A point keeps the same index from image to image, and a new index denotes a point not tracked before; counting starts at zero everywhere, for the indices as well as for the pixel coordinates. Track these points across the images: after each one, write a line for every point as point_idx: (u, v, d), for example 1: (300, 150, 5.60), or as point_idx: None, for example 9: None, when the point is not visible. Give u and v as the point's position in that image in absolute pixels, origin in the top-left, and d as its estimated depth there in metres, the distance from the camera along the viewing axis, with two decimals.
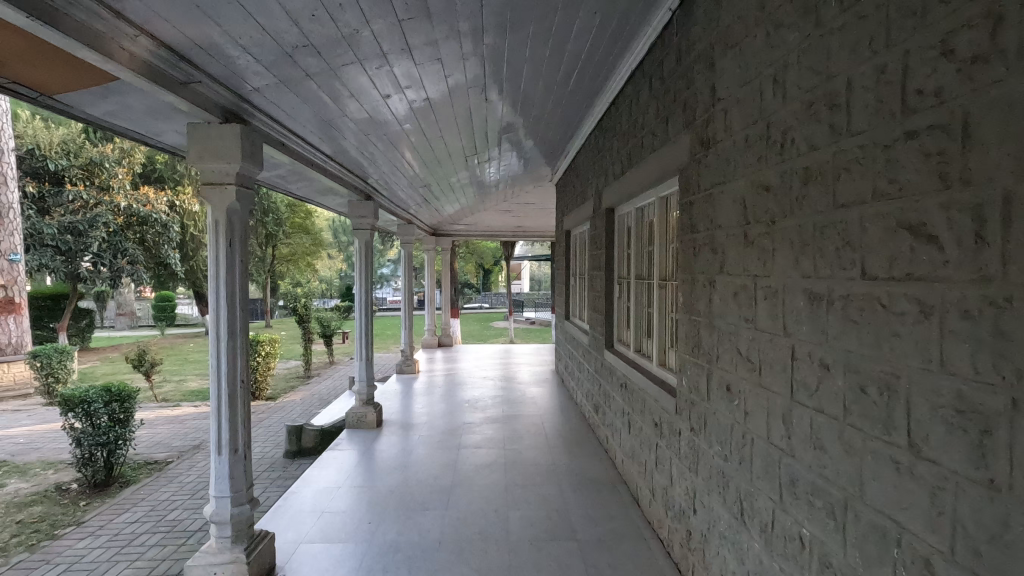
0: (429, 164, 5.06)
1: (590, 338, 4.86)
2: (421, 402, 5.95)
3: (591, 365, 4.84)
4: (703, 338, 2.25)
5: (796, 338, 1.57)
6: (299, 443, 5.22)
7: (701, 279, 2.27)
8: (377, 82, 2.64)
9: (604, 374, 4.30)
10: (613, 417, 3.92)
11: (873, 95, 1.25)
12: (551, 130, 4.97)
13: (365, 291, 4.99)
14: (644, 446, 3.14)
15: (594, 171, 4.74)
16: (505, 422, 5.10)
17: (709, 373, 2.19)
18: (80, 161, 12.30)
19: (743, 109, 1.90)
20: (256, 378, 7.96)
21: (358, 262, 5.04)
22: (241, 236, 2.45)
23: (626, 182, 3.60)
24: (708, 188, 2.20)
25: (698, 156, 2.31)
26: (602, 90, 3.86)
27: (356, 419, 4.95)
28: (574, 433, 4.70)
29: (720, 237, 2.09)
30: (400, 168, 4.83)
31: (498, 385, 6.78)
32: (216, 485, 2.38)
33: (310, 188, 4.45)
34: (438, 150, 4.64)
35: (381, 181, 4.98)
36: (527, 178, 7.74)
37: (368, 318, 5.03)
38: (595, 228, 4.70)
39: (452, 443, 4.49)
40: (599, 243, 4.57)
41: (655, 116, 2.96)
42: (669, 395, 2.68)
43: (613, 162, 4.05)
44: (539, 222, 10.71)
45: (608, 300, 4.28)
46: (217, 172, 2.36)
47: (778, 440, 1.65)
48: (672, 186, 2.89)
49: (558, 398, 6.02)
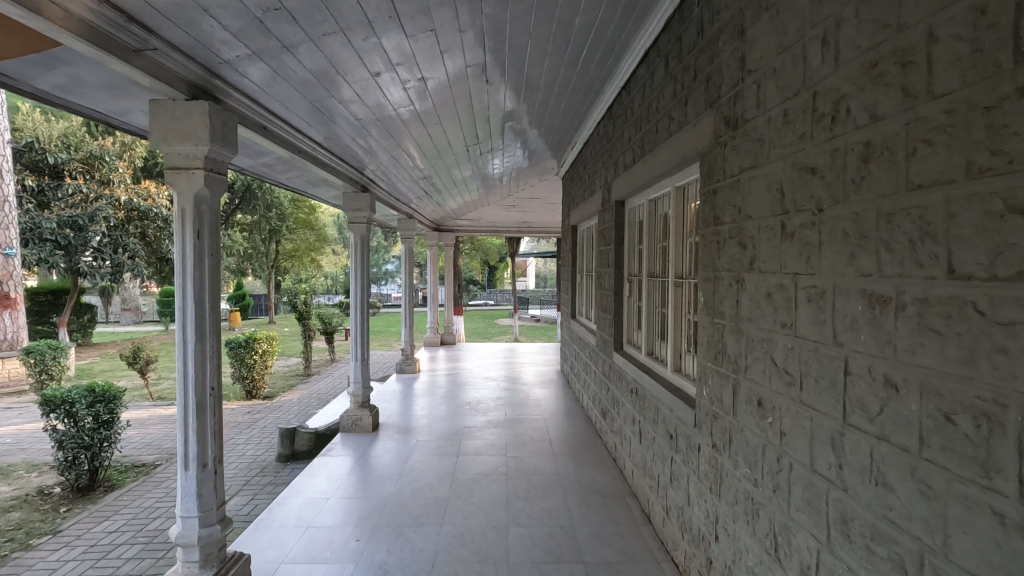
0: (429, 156, 4.81)
1: (598, 339, 4.60)
2: (422, 404, 5.71)
3: (599, 367, 4.57)
4: (729, 345, 1.98)
5: (850, 349, 1.31)
6: (292, 447, 4.99)
7: (726, 277, 2.01)
8: (366, 57, 2.38)
9: (612, 378, 4.04)
10: (623, 424, 3.66)
11: (967, 45, 0.98)
12: (557, 120, 4.69)
13: (361, 288, 4.75)
14: (657, 459, 2.89)
15: (603, 162, 4.47)
16: (508, 426, 4.85)
17: (736, 384, 1.92)
18: (80, 154, 12.09)
19: (781, 80, 1.63)
20: (253, 376, 7.75)
21: (353, 258, 4.79)
22: (212, 227, 2.20)
23: (639, 172, 3.33)
24: (736, 175, 1.93)
25: (725, 138, 2.04)
26: (613, 74, 3.59)
27: (351, 422, 4.71)
28: (581, 439, 4.44)
29: (751, 229, 1.82)
30: (398, 159, 4.58)
31: (501, 386, 6.53)
32: (183, 504, 2.14)
33: (301, 178, 4.20)
34: (437, 140, 4.38)
35: (378, 173, 4.73)
36: (532, 171, 7.46)
37: (364, 316, 4.79)
38: (603, 222, 4.43)
39: (451, 449, 4.24)
40: (607, 238, 4.30)
41: (672, 98, 2.69)
42: (687, 405, 2.42)
43: (624, 151, 3.78)
44: (545, 217, 10.43)
45: (618, 299, 4.02)
46: (184, 155, 2.12)
47: (825, 469, 1.39)
48: (691, 175, 2.62)
49: (564, 401, 5.77)
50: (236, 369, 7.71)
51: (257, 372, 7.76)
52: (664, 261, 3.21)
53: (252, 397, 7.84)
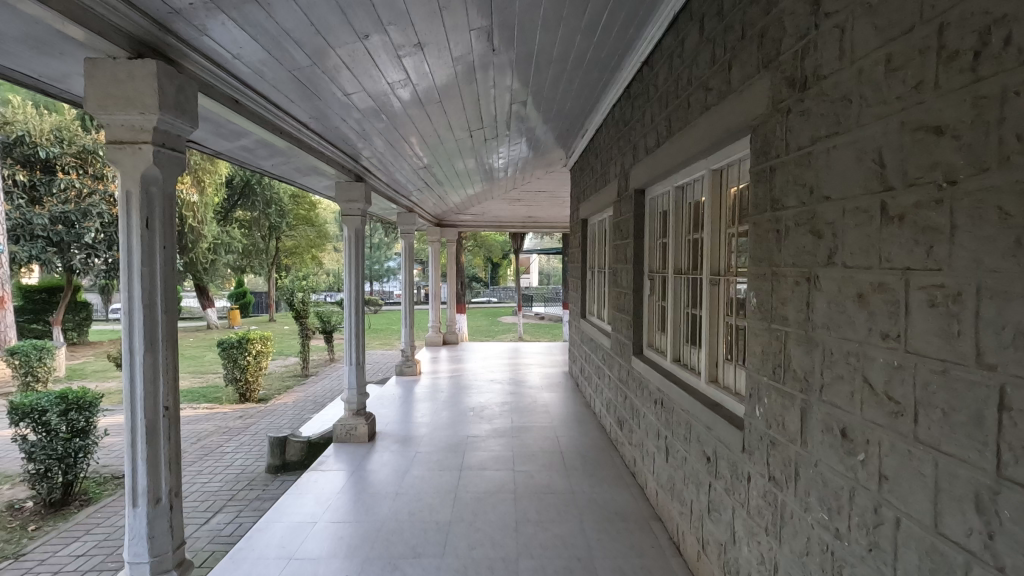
0: (429, 143, 4.43)
1: (613, 341, 4.22)
2: (422, 410, 5.36)
3: (615, 373, 4.20)
4: (795, 357, 1.61)
5: (1007, 374, 0.94)
6: (282, 457, 4.65)
7: (791, 274, 1.63)
8: (353, 15, 1.99)
9: (631, 385, 3.67)
10: (645, 437, 3.29)
11: None
12: (568, 102, 4.29)
13: (355, 286, 4.38)
14: (690, 482, 2.51)
15: (620, 149, 4.08)
16: (515, 435, 4.48)
17: (805, 406, 1.55)
18: (72, 149, 11.76)
19: (880, 15, 1.25)
20: (246, 378, 7.40)
21: (346, 253, 4.42)
22: (166, 213, 1.84)
23: (664, 155, 2.96)
24: (806, 145, 1.55)
25: (788, 102, 1.66)
26: (634, 46, 3.21)
27: (345, 432, 4.34)
28: (595, 452, 4.06)
29: (829, 212, 1.45)
30: (396, 147, 4.20)
31: (506, 390, 6.15)
32: (131, 547, 1.78)
33: (288, 165, 3.83)
34: (438, 125, 4.00)
35: (374, 161, 4.35)
36: (538, 163, 7.05)
37: (359, 316, 4.42)
38: (620, 214, 4.05)
39: (453, 462, 3.88)
40: (624, 231, 3.92)
41: (710, 64, 2.31)
42: (731, 426, 2.05)
43: (645, 134, 3.39)
44: (551, 212, 10.03)
45: (637, 298, 3.64)
46: (128, 127, 1.75)
47: (962, 534, 1.02)
48: (734, 154, 2.24)
49: (574, 406, 5.39)
50: (229, 370, 7.38)
51: (250, 373, 7.40)
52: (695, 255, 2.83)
53: (245, 400, 7.49)
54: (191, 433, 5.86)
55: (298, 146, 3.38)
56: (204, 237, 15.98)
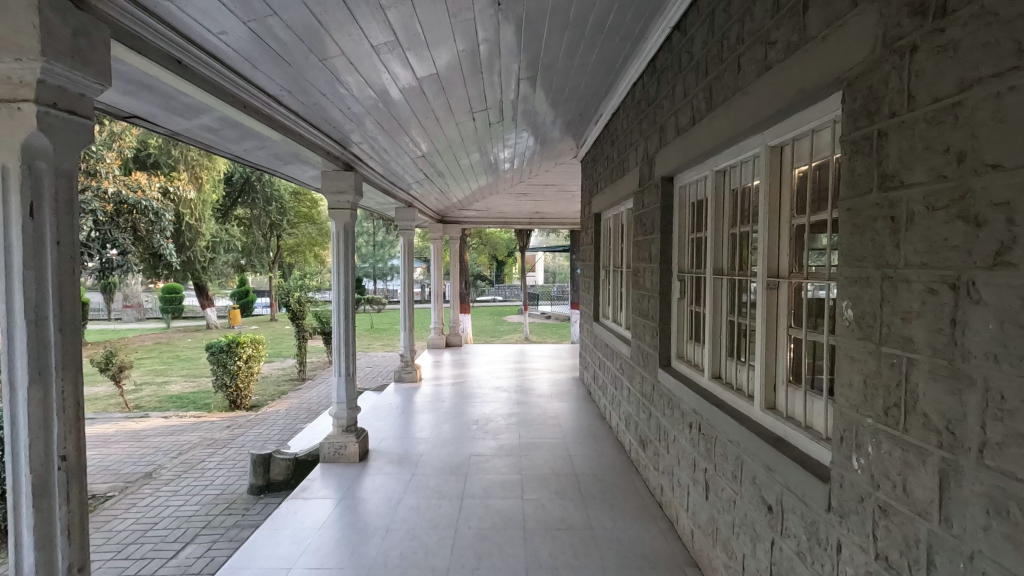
0: (428, 129, 3.96)
1: (634, 349, 3.74)
2: (422, 423, 4.89)
3: (636, 386, 3.72)
4: (927, 396, 1.14)
5: None
6: (266, 476, 4.22)
7: (920, 279, 1.16)
8: None
9: (658, 402, 3.21)
10: (677, 465, 2.82)
11: None
12: (583, 81, 3.80)
13: (345, 289, 3.93)
14: (740, 530, 2.05)
15: (642, 132, 3.60)
16: (523, 454, 4.02)
17: (947, 469, 1.08)
18: None
19: None
20: (236, 384, 6.96)
21: (335, 252, 3.95)
22: (60, 198, 1.38)
23: (702, 133, 2.48)
24: (951, 96, 1.08)
25: (912, 37, 1.19)
26: (665, 6, 2.71)
27: (333, 451, 3.87)
28: (615, 475, 3.59)
29: (1002, 186, 0.97)
30: (391, 133, 3.71)
31: (513, 399, 5.69)
32: None
33: (266, 152, 3.36)
34: (436, 108, 3.53)
35: (366, 149, 3.87)
36: (547, 154, 6.56)
37: (349, 323, 3.96)
38: (642, 206, 3.56)
39: (453, 489, 3.41)
40: (648, 225, 3.44)
41: (776, 9, 1.82)
42: (810, 474, 1.58)
43: (676, 112, 2.90)
44: (560, 207, 9.53)
45: (663, 303, 3.17)
46: (3, 78, 1.28)
47: None
48: (805, 123, 1.77)
49: (587, 418, 4.92)
50: (218, 376, 6.96)
51: (241, 379, 6.98)
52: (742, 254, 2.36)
53: (236, 408, 7.07)
54: (172, 446, 5.42)
55: (275, 129, 2.92)
56: (202, 235, 15.61)
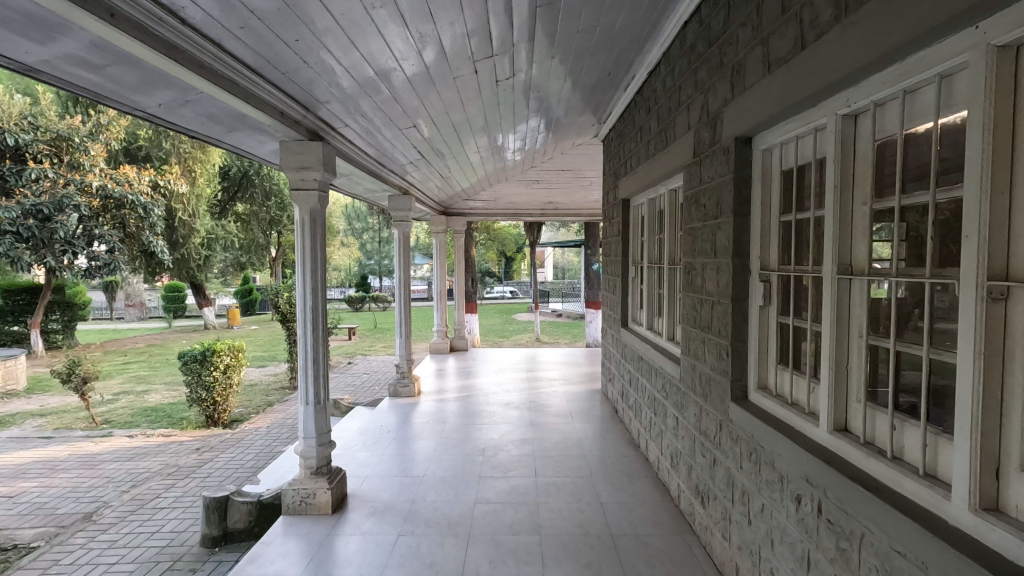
0: (421, 90, 3.08)
1: (686, 370, 2.87)
2: (418, 453, 4.04)
3: (688, 419, 2.85)
4: None
5: None
6: (222, 525, 3.41)
7: None
8: None
9: (729, 448, 2.34)
10: (770, 552, 1.95)
11: None
12: (619, 20, 2.90)
13: (313, 293, 3.08)
14: None
15: (700, 84, 2.71)
16: (542, 503, 3.15)
17: None
18: (46, 135, 10.97)
19: None
20: (212, 398, 6.17)
21: (299, 246, 3.09)
22: None
23: (829, 55, 1.60)
24: None
25: None
26: None
27: (299, 501, 3.02)
28: (663, 537, 2.73)
29: None
30: (370, 93, 2.82)
31: (526, 419, 4.83)
32: None
33: (199, 117, 2.53)
34: (427, 55, 2.60)
35: (342, 114, 3.00)
36: (563, 134, 5.67)
37: (318, 338, 3.11)
38: (700, 181, 2.68)
39: (450, 562, 2.56)
40: (710, 207, 2.56)
41: None
42: None
43: (763, 40, 2.04)
44: (575, 197, 8.61)
45: (737, 313, 2.29)
46: None
47: None
48: None
49: (617, 447, 4.05)
50: (192, 389, 6.15)
51: (217, 393, 6.20)
52: (914, 242, 1.46)
53: (213, 424, 6.28)
54: (127, 475, 4.63)
55: (189, 69, 1.99)
56: (197, 232, 14.87)
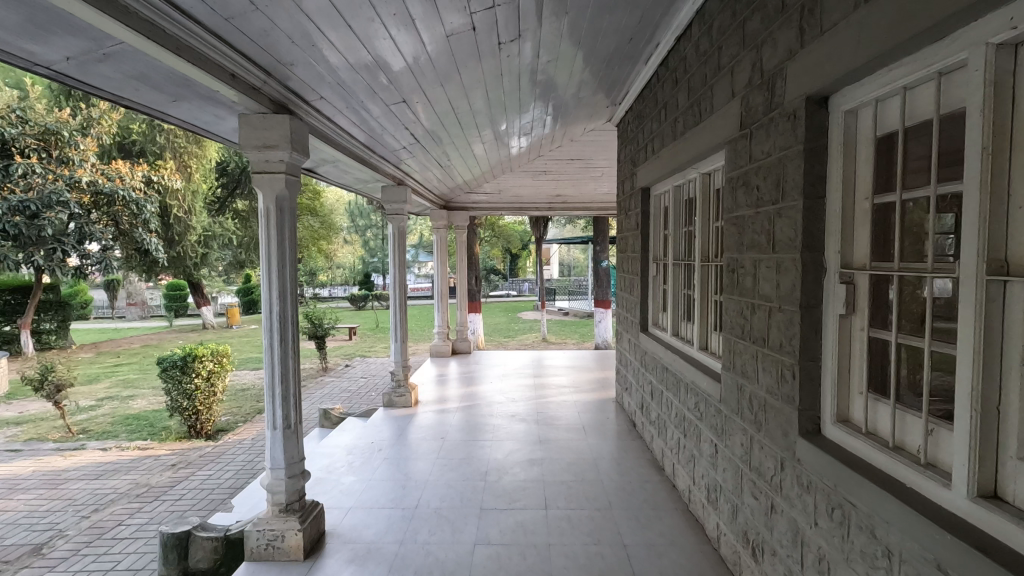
0: (408, 52, 2.53)
1: (730, 391, 2.36)
2: (412, 476, 3.55)
3: (733, 449, 2.35)
4: None
5: None
6: (183, 565, 2.93)
7: None
8: None
9: (796, 496, 1.83)
10: None
11: None
12: None
13: (281, 297, 2.58)
14: None
15: (751, 36, 2.19)
16: (553, 546, 2.65)
17: None
18: (34, 129, 10.44)
19: None
20: (194, 407, 5.71)
21: (264, 240, 2.59)
22: None
23: None
24: None
25: None
26: None
27: (266, 545, 2.54)
28: None
29: None
30: (347, 54, 2.30)
31: (533, 434, 4.34)
32: None
33: (129, 80, 2.03)
34: (414, 2, 2.05)
35: (315, 82, 2.49)
36: (574, 118, 5.15)
37: (287, 352, 2.62)
38: (751, 157, 2.17)
39: None
40: (767, 188, 2.04)
41: None
42: None
43: None
44: (584, 188, 8.07)
45: (808, 324, 1.78)
46: None
47: None
48: None
49: (638, 470, 3.54)
50: (172, 397, 5.68)
51: (200, 401, 5.73)
52: None
53: (196, 435, 5.82)
54: (90, 498, 4.16)
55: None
56: (193, 229, 14.44)
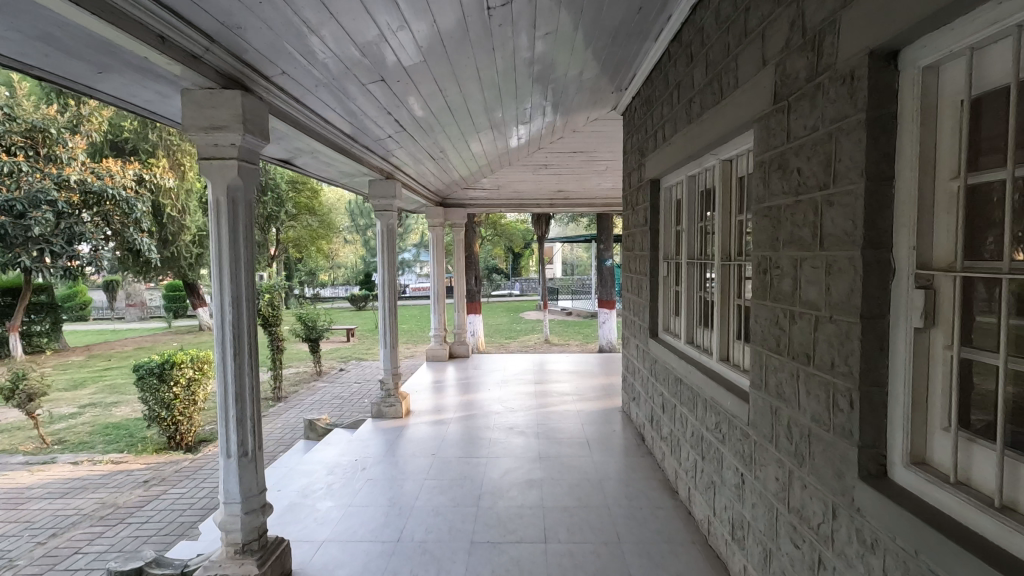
0: (385, 22, 2.16)
1: (761, 415, 1.99)
2: (396, 500, 3.19)
3: (765, 483, 1.98)
4: None
5: None
6: None
7: None
8: None
9: (855, 556, 1.46)
10: None
11: None
12: None
13: (236, 304, 2.23)
14: None
15: None
16: None
17: None
18: (20, 125, 10.07)
19: None
20: (172, 416, 5.37)
21: (214, 237, 2.23)
22: None
23: None
24: None
25: None
26: None
27: None
28: None
29: None
30: (310, 19, 1.93)
31: (532, 450, 3.98)
32: None
33: (35, 42, 1.68)
34: None
35: (274, 54, 2.12)
36: (576, 107, 4.79)
37: (243, 366, 2.26)
38: (789, 134, 1.80)
39: None
40: (811, 170, 1.66)
41: None
42: None
43: None
44: (587, 184, 7.70)
45: (870, 340, 1.41)
46: None
47: None
48: None
49: (648, 493, 3.17)
50: (149, 407, 5.34)
51: (179, 410, 5.39)
52: None
53: (176, 446, 5.48)
54: (51, 520, 3.82)
55: None
56: (187, 229, 14.13)
